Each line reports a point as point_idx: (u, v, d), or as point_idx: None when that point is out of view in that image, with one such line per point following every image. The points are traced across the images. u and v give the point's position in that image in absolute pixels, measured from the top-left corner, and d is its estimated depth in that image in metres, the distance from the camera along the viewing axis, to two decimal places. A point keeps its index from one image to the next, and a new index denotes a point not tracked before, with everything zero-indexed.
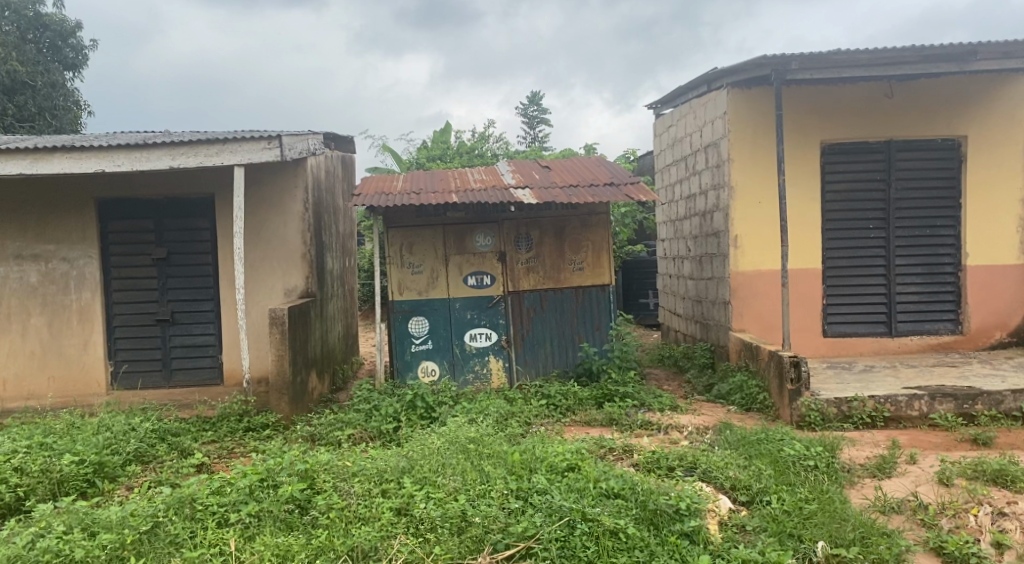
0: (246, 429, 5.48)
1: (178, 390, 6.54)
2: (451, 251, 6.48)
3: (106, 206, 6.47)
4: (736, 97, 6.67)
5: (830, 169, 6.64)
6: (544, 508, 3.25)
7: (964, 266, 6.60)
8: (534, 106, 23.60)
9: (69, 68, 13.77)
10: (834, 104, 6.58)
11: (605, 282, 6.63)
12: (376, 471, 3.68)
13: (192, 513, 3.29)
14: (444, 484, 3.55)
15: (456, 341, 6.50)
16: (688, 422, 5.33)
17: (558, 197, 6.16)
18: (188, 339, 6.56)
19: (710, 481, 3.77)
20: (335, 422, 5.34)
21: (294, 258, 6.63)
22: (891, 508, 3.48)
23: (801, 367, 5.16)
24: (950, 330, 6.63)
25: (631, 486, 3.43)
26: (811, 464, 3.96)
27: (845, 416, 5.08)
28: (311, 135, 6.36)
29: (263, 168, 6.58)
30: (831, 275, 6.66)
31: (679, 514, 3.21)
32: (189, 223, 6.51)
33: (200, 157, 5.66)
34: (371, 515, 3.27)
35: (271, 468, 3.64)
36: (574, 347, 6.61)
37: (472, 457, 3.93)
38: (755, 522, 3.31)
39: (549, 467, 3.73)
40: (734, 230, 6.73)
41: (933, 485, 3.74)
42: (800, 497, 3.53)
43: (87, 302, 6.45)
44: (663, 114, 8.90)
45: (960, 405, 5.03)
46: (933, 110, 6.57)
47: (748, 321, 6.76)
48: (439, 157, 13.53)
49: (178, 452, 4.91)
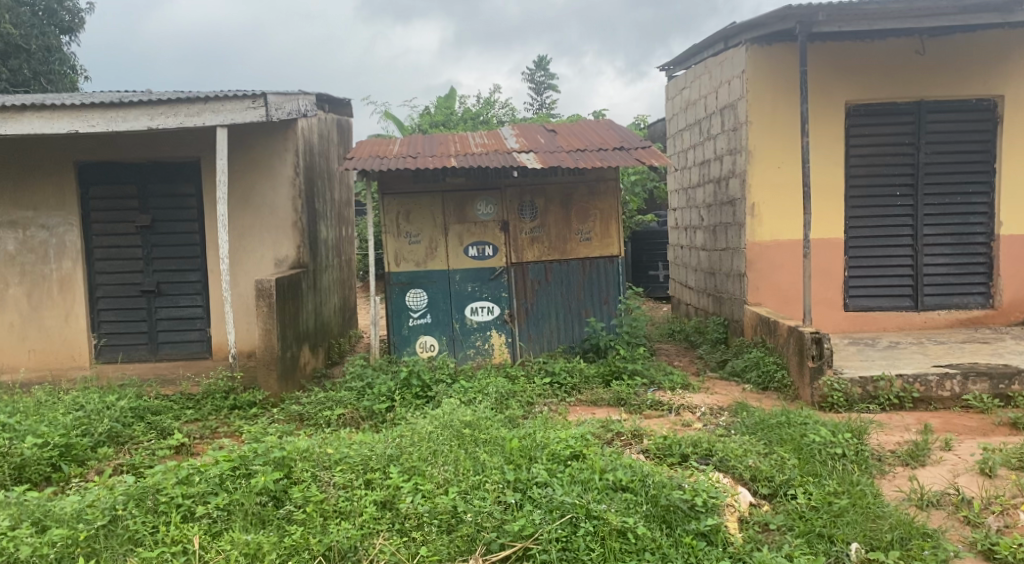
0: (232, 407, 5.30)
1: (164, 363, 6.27)
2: (451, 219, 6.10)
3: (87, 169, 6.14)
4: (756, 54, 6.20)
5: (855, 132, 6.19)
6: (545, 504, 2.96)
7: (997, 237, 6.17)
8: (541, 71, 22.95)
9: (65, 31, 13.33)
10: (860, 61, 6.09)
11: (614, 253, 6.24)
12: (361, 459, 3.45)
13: (153, 506, 3.13)
14: (434, 475, 3.26)
15: (456, 315, 6.16)
16: (701, 402, 5.02)
17: (564, 161, 5.76)
18: (174, 311, 6.27)
19: (727, 471, 3.42)
20: (326, 401, 5.10)
21: (285, 227, 6.27)
22: (931, 503, 3.13)
23: (823, 344, 4.80)
24: (981, 305, 6.22)
25: (641, 478, 3.10)
26: (839, 452, 3.59)
27: (870, 397, 4.73)
28: (301, 95, 6.00)
29: (250, 131, 6.19)
30: (855, 245, 6.24)
31: (694, 511, 2.90)
32: (175, 189, 6.20)
33: (181, 117, 5.30)
34: (351, 509, 3.06)
35: (245, 455, 3.45)
36: (581, 321, 6.25)
37: (467, 444, 3.61)
38: (780, 519, 2.99)
39: (551, 456, 3.40)
40: (750, 198, 6.30)
41: (973, 476, 3.39)
42: (829, 491, 3.18)
43: (68, 273, 6.15)
44: (676, 76, 8.40)
45: (996, 386, 4.65)
46: (968, 67, 6.07)
47: (764, 295, 6.38)
48: (443, 124, 13.05)
49: (158, 432, 4.80)
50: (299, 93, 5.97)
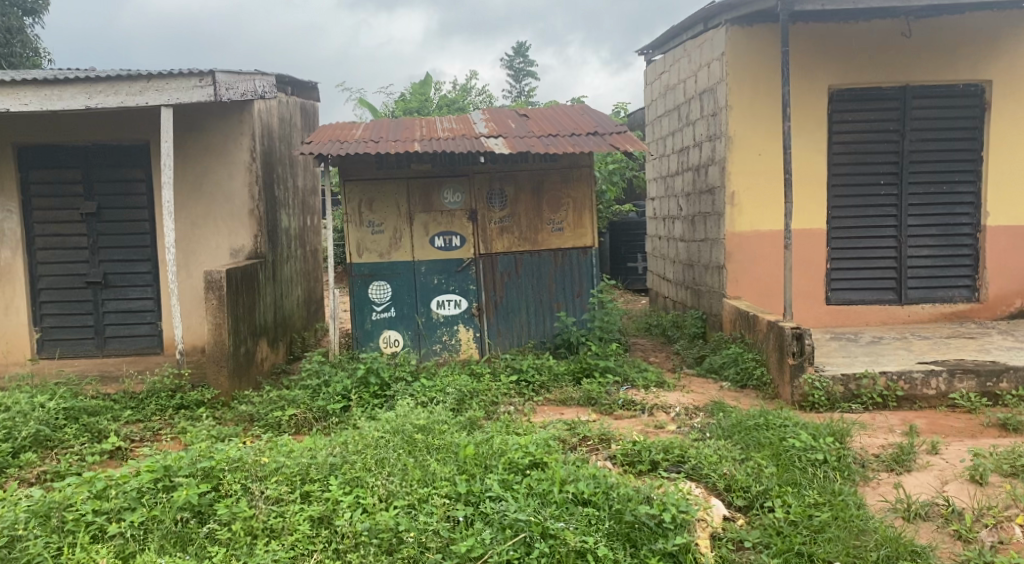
0: (178, 407, 4.94)
1: (112, 359, 5.89)
2: (416, 208, 5.77)
3: (27, 153, 5.73)
4: (737, 36, 5.91)
5: (838, 118, 5.93)
6: (497, 521, 2.66)
7: (984, 228, 5.95)
8: (520, 58, 22.61)
9: (28, 14, 12.75)
10: (845, 44, 5.83)
11: (588, 244, 5.94)
12: (300, 468, 3.13)
13: (59, 524, 2.78)
14: (377, 487, 2.96)
15: (422, 309, 5.84)
16: (676, 401, 4.75)
17: (534, 146, 5.45)
18: (123, 304, 5.88)
19: (699, 480, 3.15)
20: (277, 401, 4.76)
21: (239, 215, 5.89)
22: (918, 515, 2.88)
23: (803, 340, 4.54)
24: (966, 298, 6.01)
25: (604, 490, 2.81)
26: (820, 458, 3.32)
27: (852, 396, 4.49)
28: (258, 76, 5.59)
29: (203, 113, 5.80)
30: (838, 236, 6.00)
31: (662, 528, 2.61)
32: (122, 174, 5.80)
33: (122, 96, 4.88)
34: (283, 527, 2.75)
35: (170, 464, 3.08)
36: (552, 315, 5.96)
37: (417, 451, 3.31)
38: (756, 536, 2.71)
39: (508, 465, 3.09)
40: (730, 187, 6.03)
41: (964, 484, 3.14)
42: (810, 502, 2.92)
43: (7, 262, 5.74)
44: (654, 61, 8.11)
45: (983, 383, 4.43)
46: (955, 50, 5.84)
47: (744, 287, 6.12)
48: (418, 111, 12.67)
49: (92, 435, 4.41)
50: (255, 72, 5.55)
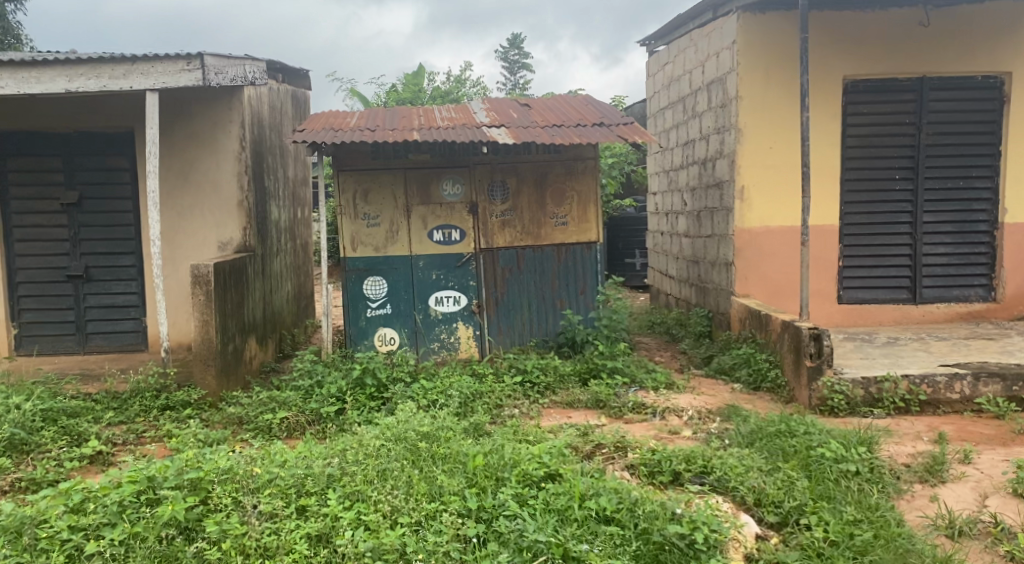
0: (163, 408, 4.66)
1: (94, 356, 5.60)
2: (414, 201, 5.52)
3: (5, 139, 5.42)
4: (749, 24, 5.69)
5: (852, 110, 5.73)
6: (513, 542, 2.44)
7: (1001, 225, 5.78)
8: (515, 50, 22.36)
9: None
10: (861, 34, 5.63)
11: (592, 239, 5.71)
12: (295, 480, 2.88)
13: (31, 542, 2.51)
14: (379, 501, 2.72)
15: (419, 306, 5.59)
16: (688, 404, 4.53)
17: (539, 137, 5.21)
18: (106, 298, 5.59)
19: (726, 493, 2.94)
20: (268, 402, 4.50)
21: (227, 206, 5.61)
22: (962, 533, 2.70)
23: (822, 341, 4.34)
24: (982, 298, 5.84)
25: (629, 507, 2.59)
26: (852, 470, 3.11)
27: (873, 400, 4.29)
28: (250, 61, 5.29)
29: (191, 98, 5.52)
30: (851, 233, 5.80)
31: (693, 549, 2.40)
32: (105, 162, 5.49)
33: (105, 79, 4.59)
34: (277, 546, 2.50)
35: (154, 474, 2.81)
36: (555, 313, 5.72)
37: (421, 461, 3.07)
38: (794, 557, 2.51)
39: (520, 476, 2.86)
40: (740, 181, 5.82)
41: (1006, 498, 2.94)
42: (847, 520, 2.71)
43: None
44: (658, 51, 7.87)
45: (1009, 387, 4.24)
46: (973, 41, 5.65)
47: (753, 285, 5.91)
48: (411, 102, 12.38)
49: (71, 439, 4.12)
50: (246, 57, 5.24)
